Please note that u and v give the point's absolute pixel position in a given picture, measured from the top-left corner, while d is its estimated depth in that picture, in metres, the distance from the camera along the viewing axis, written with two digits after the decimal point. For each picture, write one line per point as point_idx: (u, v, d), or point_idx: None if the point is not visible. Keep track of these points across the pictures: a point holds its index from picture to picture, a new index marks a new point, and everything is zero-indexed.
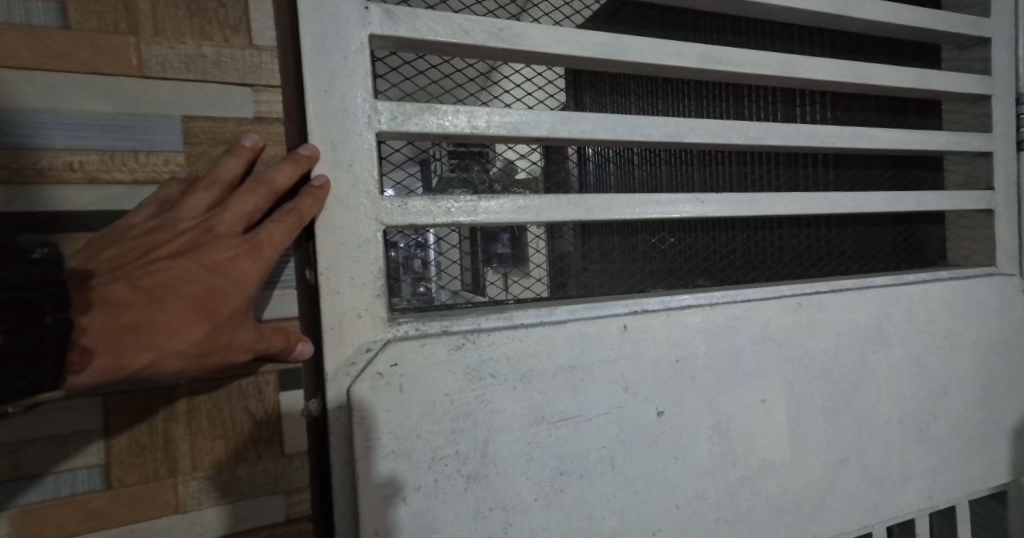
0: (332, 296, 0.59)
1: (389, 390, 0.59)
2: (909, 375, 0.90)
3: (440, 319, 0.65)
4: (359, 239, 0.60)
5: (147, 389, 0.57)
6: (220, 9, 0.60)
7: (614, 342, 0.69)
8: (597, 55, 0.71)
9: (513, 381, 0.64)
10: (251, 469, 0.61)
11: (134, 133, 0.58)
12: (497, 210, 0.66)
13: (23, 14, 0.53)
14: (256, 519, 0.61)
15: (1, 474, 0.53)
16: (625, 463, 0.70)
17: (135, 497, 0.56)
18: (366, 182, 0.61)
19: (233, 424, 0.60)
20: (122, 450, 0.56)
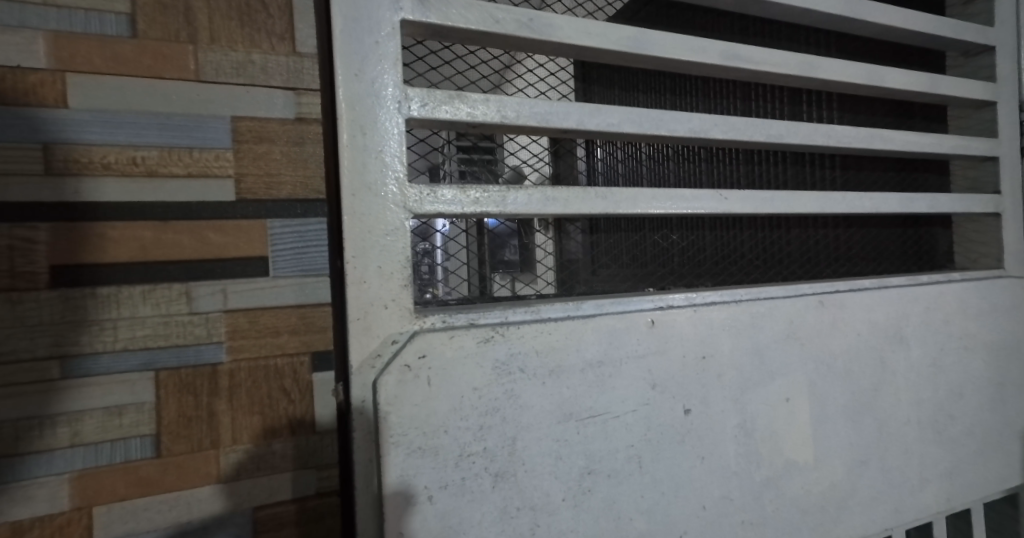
0: (358, 284, 0.57)
1: (417, 383, 0.57)
2: (927, 376, 0.89)
3: (466, 312, 0.63)
4: (387, 228, 0.59)
5: (193, 362, 0.55)
6: (268, 19, 0.59)
7: (642, 337, 0.68)
8: (624, 49, 0.70)
9: (542, 377, 0.63)
10: (285, 445, 0.58)
11: (188, 131, 0.55)
12: (526, 202, 0.65)
13: (97, 24, 0.52)
14: (286, 491, 0.58)
15: (58, 442, 0.50)
16: (652, 461, 0.68)
17: (181, 465, 0.54)
18: (394, 169, 0.59)
19: (275, 400, 0.58)
20: (171, 420, 0.54)
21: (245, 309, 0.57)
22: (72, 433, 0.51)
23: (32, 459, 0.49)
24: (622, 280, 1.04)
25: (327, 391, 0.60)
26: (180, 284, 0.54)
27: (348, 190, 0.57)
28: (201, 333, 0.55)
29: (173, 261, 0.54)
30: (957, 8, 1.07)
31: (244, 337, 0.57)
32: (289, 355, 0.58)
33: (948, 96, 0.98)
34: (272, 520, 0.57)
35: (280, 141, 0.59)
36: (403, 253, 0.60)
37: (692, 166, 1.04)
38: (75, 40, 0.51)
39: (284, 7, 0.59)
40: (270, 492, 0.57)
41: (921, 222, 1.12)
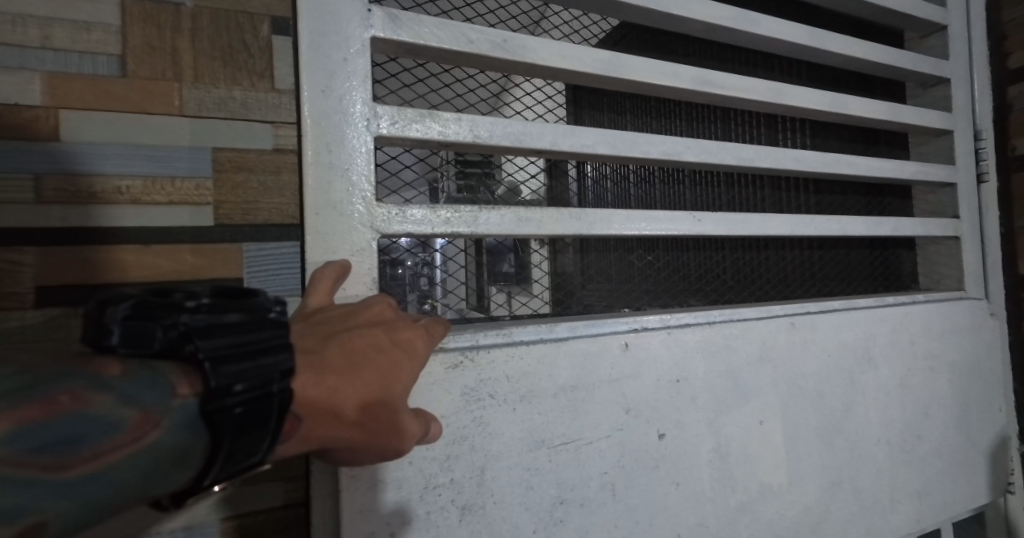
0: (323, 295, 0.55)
1: None
2: (895, 396, 0.90)
3: None
4: (353, 248, 0.57)
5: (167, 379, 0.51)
6: (248, 59, 0.55)
7: (615, 361, 0.67)
8: (597, 72, 0.71)
9: (512, 402, 0.60)
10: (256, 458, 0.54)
11: (165, 161, 0.52)
12: (499, 223, 0.64)
13: (90, 66, 0.49)
14: (252, 505, 0.53)
15: None
16: (626, 489, 0.66)
17: None
18: (362, 187, 0.58)
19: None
20: None
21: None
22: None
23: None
24: (611, 296, 1.05)
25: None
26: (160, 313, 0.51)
27: (312, 209, 0.55)
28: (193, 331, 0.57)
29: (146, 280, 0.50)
30: (914, 41, 1.12)
31: None
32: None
33: (909, 124, 1.02)
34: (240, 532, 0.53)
35: (257, 172, 0.55)
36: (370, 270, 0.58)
37: (676, 185, 1.06)
38: (71, 81, 0.49)
39: (266, 48, 0.56)
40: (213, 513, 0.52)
41: (887, 244, 1.15)
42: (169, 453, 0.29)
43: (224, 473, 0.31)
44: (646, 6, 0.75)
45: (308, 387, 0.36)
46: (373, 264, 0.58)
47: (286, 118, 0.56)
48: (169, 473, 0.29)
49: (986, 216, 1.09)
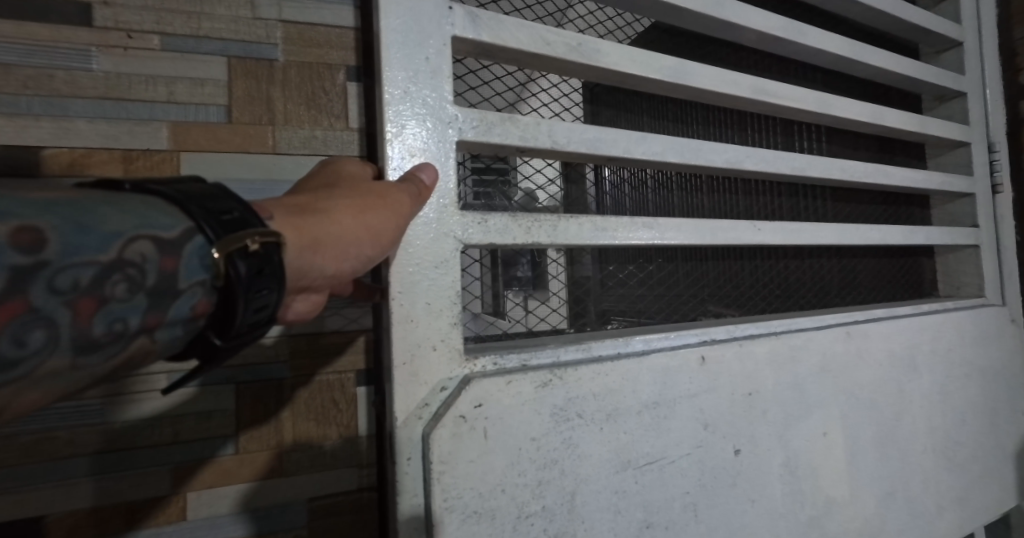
0: (410, 309, 0.51)
1: (472, 436, 0.50)
2: (937, 403, 0.91)
3: (517, 352, 0.57)
4: (436, 260, 0.53)
5: (265, 378, 0.64)
6: (327, 102, 0.67)
7: (694, 376, 0.64)
8: (665, 78, 0.69)
9: (599, 422, 0.57)
10: (336, 447, 0.66)
11: (264, 191, 0.64)
12: (578, 231, 0.61)
13: (203, 114, 0.62)
14: (333, 486, 0.66)
15: (162, 440, 0.60)
16: (707, 510, 0.64)
17: (252, 460, 0.63)
18: (445, 194, 0.54)
19: (328, 411, 0.66)
20: (247, 424, 0.63)
21: (304, 334, 0.66)
22: (174, 432, 0.60)
23: (132, 454, 0.58)
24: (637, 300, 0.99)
25: (366, 406, 0.68)
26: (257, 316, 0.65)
27: None
28: (266, 350, 0.64)
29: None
30: (929, 56, 1.15)
31: (301, 357, 0.65)
32: (341, 385, 0.67)
33: (934, 135, 1.04)
34: (321, 509, 0.66)
35: None
36: (454, 282, 0.54)
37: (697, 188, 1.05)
38: (188, 127, 0.62)
39: (341, 91, 0.68)
40: (308, 489, 0.65)
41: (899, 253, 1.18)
42: (139, 208, 0.31)
43: (233, 251, 0.32)
44: (705, 11, 0.74)
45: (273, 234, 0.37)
46: (460, 277, 0.54)
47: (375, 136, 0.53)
48: (148, 223, 0.31)
49: (1002, 225, 1.13)
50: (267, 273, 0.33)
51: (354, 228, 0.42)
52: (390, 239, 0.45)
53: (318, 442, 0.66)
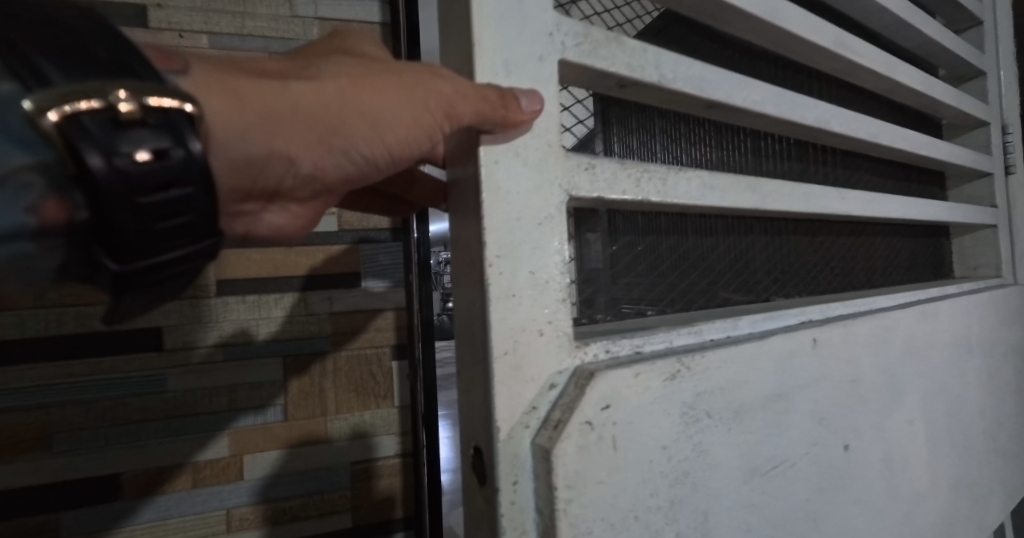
0: (510, 280, 0.38)
1: (600, 450, 0.37)
2: (985, 384, 0.89)
3: (629, 337, 0.45)
4: (540, 216, 0.39)
5: (308, 349, 0.92)
6: None
7: (808, 361, 0.55)
8: (760, 16, 0.59)
9: (727, 421, 0.46)
10: (373, 415, 0.95)
11: None
12: (688, 188, 0.50)
13: None
14: (370, 452, 0.94)
15: (226, 406, 0.88)
16: (826, 518, 0.55)
17: (301, 426, 0.91)
18: (548, 128, 0.41)
19: (366, 383, 0.95)
20: (296, 394, 0.91)
21: (344, 313, 0.95)
22: (231, 399, 0.88)
23: (198, 417, 0.86)
24: (707, 283, 0.66)
25: (398, 377, 0.97)
26: (299, 296, 0.92)
27: (489, 155, 0.37)
28: (314, 328, 0.93)
29: (290, 276, 0.92)
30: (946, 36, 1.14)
31: (339, 332, 0.94)
32: (377, 360, 0.96)
33: (966, 112, 1.02)
34: (361, 467, 0.94)
35: None
36: (558, 246, 0.41)
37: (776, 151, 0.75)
38: None
39: None
40: (349, 450, 0.93)
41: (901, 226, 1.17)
42: None
43: (99, 136, 0.27)
44: None
45: (218, 100, 0.32)
46: (568, 241, 0.41)
47: (458, 45, 0.39)
48: None
49: (1013, 205, 1.13)
50: (172, 173, 0.29)
51: (343, 111, 0.34)
52: (395, 133, 0.36)
53: (360, 410, 0.95)
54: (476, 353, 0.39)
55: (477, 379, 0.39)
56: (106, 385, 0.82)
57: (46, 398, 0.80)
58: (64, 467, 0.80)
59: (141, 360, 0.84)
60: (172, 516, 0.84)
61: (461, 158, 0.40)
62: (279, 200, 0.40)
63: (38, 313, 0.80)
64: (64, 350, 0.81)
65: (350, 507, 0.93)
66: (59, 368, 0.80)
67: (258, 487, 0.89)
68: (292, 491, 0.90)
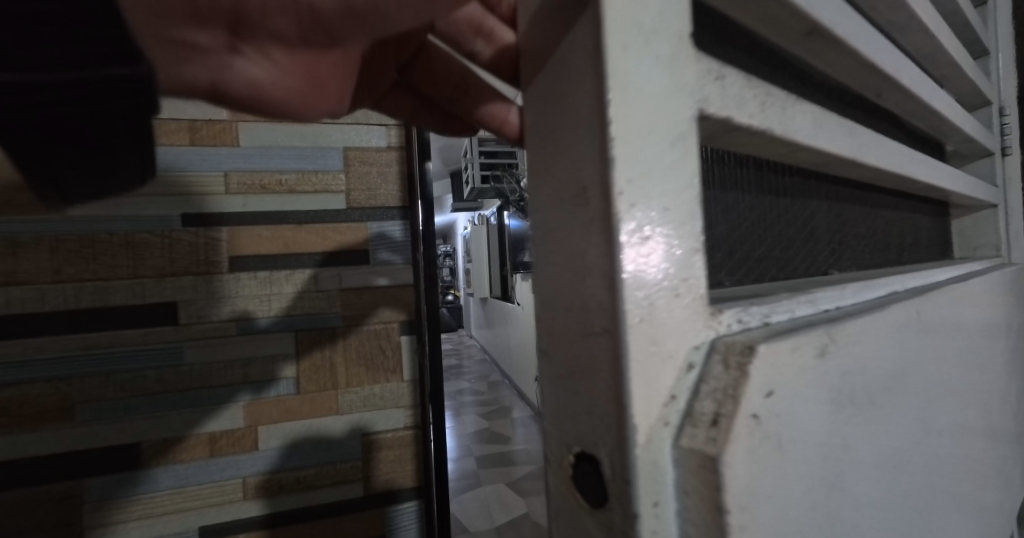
0: (639, 222, 0.29)
1: (767, 449, 0.28)
2: (1019, 360, 0.85)
3: (754, 306, 0.36)
4: (672, 134, 0.30)
5: (320, 325, 0.95)
6: None
7: (916, 334, 0.48)
8: None
9: (865, 404, 0.38)
10: (382, 387, 0.99)
11: (314, 158, 0.97)
12: (812, 123, 0.41)
13: None
14: (383, 423, 0.98)
15: (240, 379, 0.91)
16: (935, 511, 0.48)
17: (312, 399, 0.95)
18: (674, 16, 0.31)
19: (376, 358, 0.99)
20: (306, 369, 0.95)
21: (353, 290, 0.98)
22: (243, 373, 0.91)
23: (215, 388, 0.90)
24: (796, 252, 0.58)
25: (408, 351, 1.01)
26: (309, 272, 0.95)
27: (617, 43, 0.28)
28: (324, 305, 0.96)
29: (302, 252, 0.95)
30: None
31: (350, 308, 0.97)
32: (387, 335, 1.00)
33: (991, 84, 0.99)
34: (373, 439, 0.98)
35: (377, 163, 1.01)
36: (691, 173, 0.32)
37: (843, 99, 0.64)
38: None
39: None
40: (360, 422, 0.97)
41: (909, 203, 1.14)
42: None
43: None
44: None
45: None
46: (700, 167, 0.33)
47: None
48: None
49: None
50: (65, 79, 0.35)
51: None
52: None
53: (370, 385, 0.98)
54: (590, 323, 0.31)
55: (593, 360, 0.30)
56: (124, 357, 0.85)
57: (67, 369, 0.82)
58: (85, 437, 0.83)
59: (157, 333, 0.87)
60: (190, 483, 0.87)
61: (561, 60, 0.32)
62: (250, 28, 0.35)
63: (56, 287, 0.82)
64: (85, 323, 0.84)
65: (362, 478, 0.96)
66: (79, 340, 0.83)
67: (274, 454, 0.92)
68: (308, 460, 0.94)
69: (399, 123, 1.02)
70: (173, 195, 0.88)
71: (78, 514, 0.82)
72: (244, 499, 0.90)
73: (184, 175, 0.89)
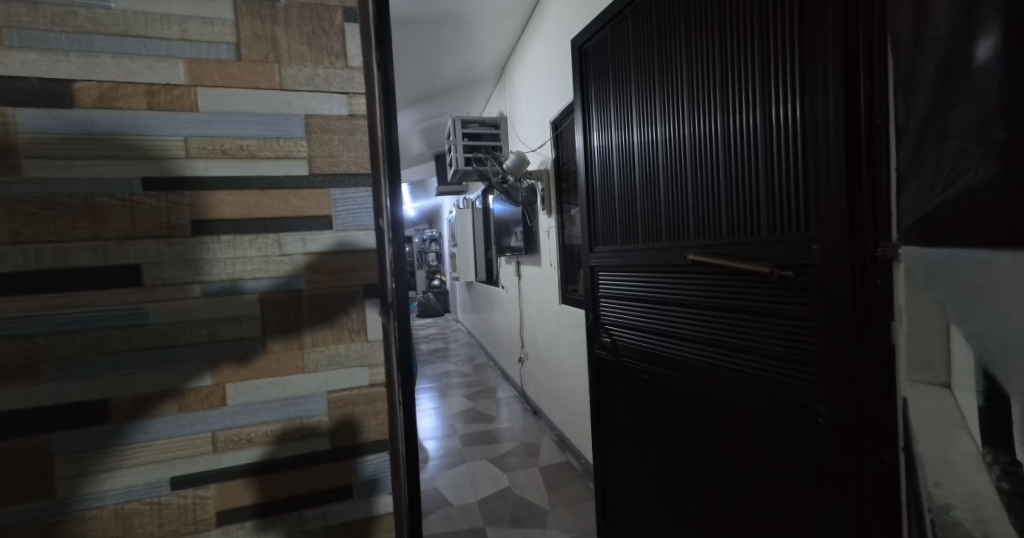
0: None
1: None
2: None
3: None
4: None
5: (284, 288, 0.99)
6: (329, 42, 1.02)
7: None
8: None
9: None
10: (348, 347, 1.03)
11: (275, 124, 0.98)
12: None
13: (215, 51, 0.95)
14: (349, 382, 1.03)
15: (206, 338, 0.94)
16: None
17: (279, 358, 0.98)
18: None
19: (342, 319, 1.02)
20: (272, 329, 0.98)
21: (317, 254, 1.01)
22: (210, 332, 0.94)
23: (182, 347, 0.93)
24: None
25: (374, 313, 1.04)
26: (273, 236, 0.98)
27: None
28: (289, 268, 0.99)
29: (264, 217, 0.98)
30: None
31: (315, 272, 1.01)
32: (351, 298, 1.03)
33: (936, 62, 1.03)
34: (340, 397, 1.02)
35: (339, 131, 1.03)
36: None
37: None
38: (203, 63, 0.94)
39: (339, 32, 1.02)
40: (327, 381, 1.01)
41: (833, 177, 1.25)
42: None
43: None
44: None
45: None
46: None
47: None
48: None
49: None
50: None
51: None
52: None
53: (336, 345, 1.02)
54: None
55: None
56: (90, 317, 0.88)
57: (33, 328, 0.85)
58: (53, 393, 0.86)
59: (121, 294, 0.89)
60: (161, 436, 0.91)
61: None
62: None
63: (17, 248, 0.84)
64: (48, 284, 0.86)
65: (329, 432, 1.01)
66: (43, 300, 0.85)
67: (242, 409, 0.96)
68: (276, 415, 0.98)
69: (362, 92, 1.04)
70: (134, 158, 0.90)
71: (49, 467, 0.86)
72: (215, 452, 0.94)
73: (144, 139, 0.91)
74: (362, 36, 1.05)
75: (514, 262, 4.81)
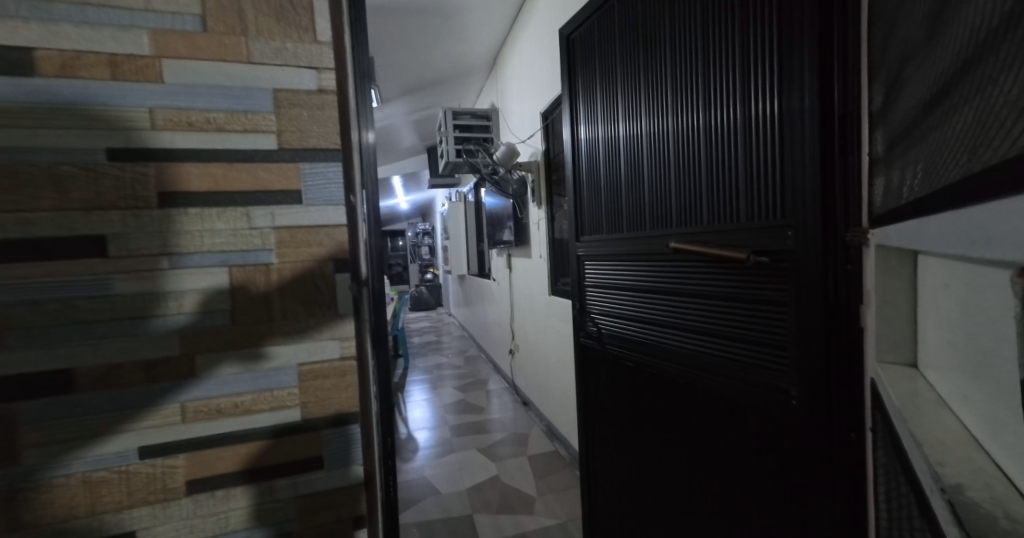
0: None
1: None
2: None
3: None
4: None
5: (253, 261, 0.99)
6: (297, 16, 1.02)
7: None
8: None
9: None
10: (318, 321, 1.03)
11: (242, 97, 0.99)
12: None
13: (181, 22, 0.95)
14: (319, 356, 1.04)
15: (174, 309, 0.95)
16: None
17: (248, 331, 0.99)
18: None
19: (312, 293, 1.03)
20: (241, 302, 0.99)
21: (287, 228, 1.01)
22: (178, 304, 0.95)
23: (149, 318, 0.93)
24: None
25: (344, 288, 1.05)
26: (241, 210, 0.99)
27: None
28: (258, 241, 1.00)
29: (232, 191, 0.98)
30: None
31: (285, 246, 1.01)
32: (321, 273, 1.04)
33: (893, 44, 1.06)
34: (310, 370, 1.03)
35: (308, 105, 1.03)
36: None
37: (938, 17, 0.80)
38: (169, 34, 0.94)
39: (307, 7, 1.02)
40: (297, 353, 1.02)
41: (807, 161, 1.27)
42: None
43: None
44: None
45: None
46: None
47: None
48: None
49: None
50: None
51: None
52: None
53: (305, 319, 1.03)
54: None
55: None
56: (55, 286, 0.88)
57: None
58: (19, 361, 0.86)
59: (86, 264, 0.90)
60: (129, 406, 0.92)
61: None
62: None
63: None
64: (12, 253, 0.86)
65: (299, 404, 1.02)
66: (6, 269, 0.86)
67: (211, 380, 0.97)
68: (246, 387, 0.99)
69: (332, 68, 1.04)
70: (99, 129, 0.90)
71: (14, 435, 0.86)
72: (183, 422, 0.95)
73: (109, 110, 0.90)
74: (332, 12, 1.05)
75: (505, 254, 4.82)
